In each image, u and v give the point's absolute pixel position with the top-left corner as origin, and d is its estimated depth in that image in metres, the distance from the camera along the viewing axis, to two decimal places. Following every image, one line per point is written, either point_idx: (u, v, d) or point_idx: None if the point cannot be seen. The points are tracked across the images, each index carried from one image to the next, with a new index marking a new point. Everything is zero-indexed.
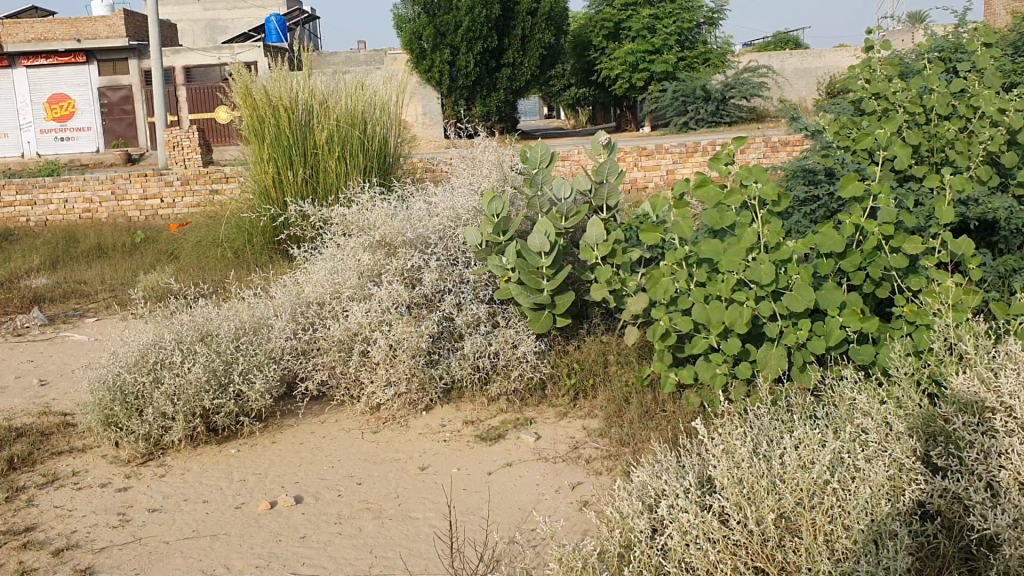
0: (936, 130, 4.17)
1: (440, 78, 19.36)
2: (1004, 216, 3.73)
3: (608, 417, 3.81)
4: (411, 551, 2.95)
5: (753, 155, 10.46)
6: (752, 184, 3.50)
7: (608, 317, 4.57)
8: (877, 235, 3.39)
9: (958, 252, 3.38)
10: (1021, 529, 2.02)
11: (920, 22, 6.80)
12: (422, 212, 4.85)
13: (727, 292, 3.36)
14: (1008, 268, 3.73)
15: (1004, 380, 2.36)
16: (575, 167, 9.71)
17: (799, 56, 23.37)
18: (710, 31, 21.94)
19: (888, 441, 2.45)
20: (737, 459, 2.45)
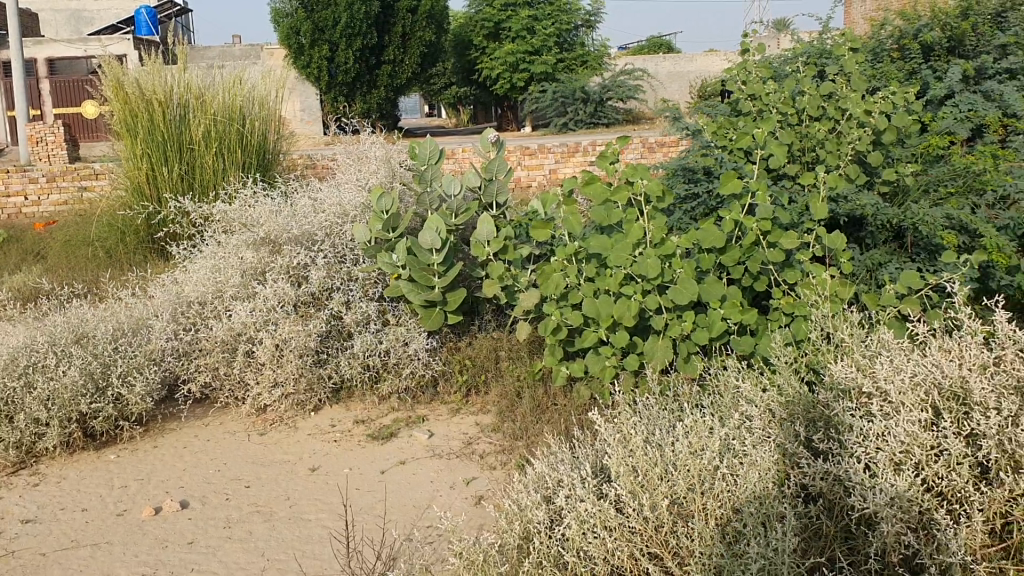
0: (808, 131, 4.35)
1: (319, 75, 19.03)
2: (871, 212, 3.92)
3: (501, 412, 3.83)
4: (305, 552, 2.90)
5: (632, 155, 10.70)
6: (638, 181, 3.58)
7: (499, 314, 4.59)
8: (755, 231, 3.50)
9: (832, 246, 3.50)
10: (898, 507, 2.09)
11: (786, 28, 7.07)
12: (308, 208, 4.76)
13: (616, 287, 3.42)
14: (875, 262, 3.91)
15: (878, 366, 2.46)
16: (460, 165, 9.72)
17: (672, 59, 24.02)
18: (587, 33, 22.31)
19: (771, 428, 2.53)
20: (632, 447, 2.50)
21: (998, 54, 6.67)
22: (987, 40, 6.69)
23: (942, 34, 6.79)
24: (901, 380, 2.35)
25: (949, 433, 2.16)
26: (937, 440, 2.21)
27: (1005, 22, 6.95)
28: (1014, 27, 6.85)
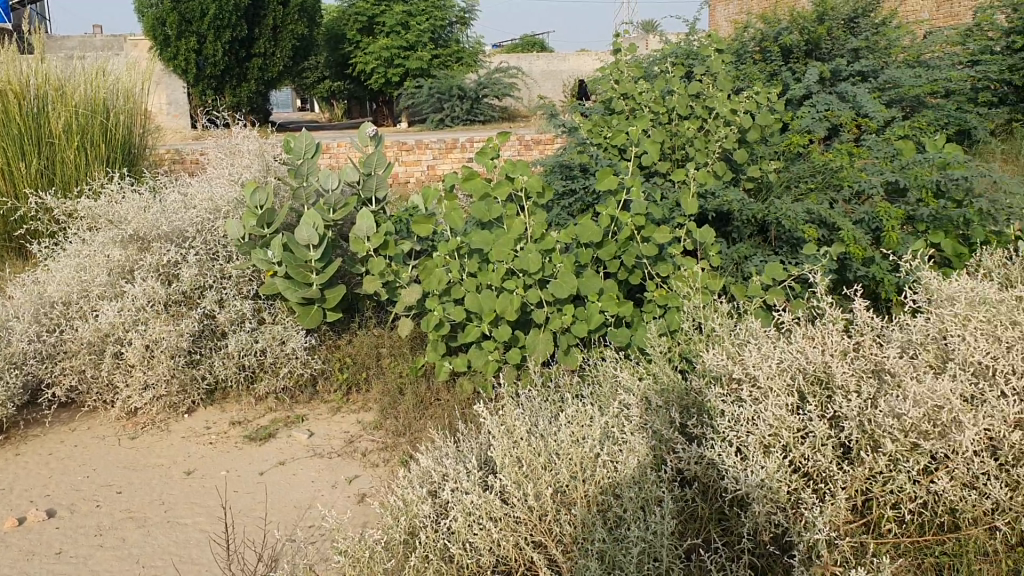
0: (678, 129, 4.49)
1: (186, 67, 18.31)
2: (737, 208, 4.08)
3: (383, 409, 3.81)
4: (183, 557, 2.82)
5: (508, 153, 10.82)
6: (518, 176, 3.63)
7: (379, 310, 4.57)
8: (630, 226, 3.59)
9: (703, 239, 3.61)
10: (768, 488, 2.19)
11: (654, 29, 7.27)
12: (178, 204, 4.61)
13: (498, 281, 3.45)
14: (741, 255, 4.07)
15: (747, 353, 2.56)
16: (336, 161, 9.62)
17: (545, 58, 24.35)
18: (462, 30, 22.34)
19: (648, 415, 2.60)
20: (516, 438, 2.54)
21: (852, 58, 7.04)
22: (841, 44, 7.05)
23: (800, 37, 7.13)
24: (769, 366, 2.46)
25: (814, 416, 2.27)
26: (804, 423, 2.32)
27: (857, 28, 7.34)
28: (865, 33, 7.25)
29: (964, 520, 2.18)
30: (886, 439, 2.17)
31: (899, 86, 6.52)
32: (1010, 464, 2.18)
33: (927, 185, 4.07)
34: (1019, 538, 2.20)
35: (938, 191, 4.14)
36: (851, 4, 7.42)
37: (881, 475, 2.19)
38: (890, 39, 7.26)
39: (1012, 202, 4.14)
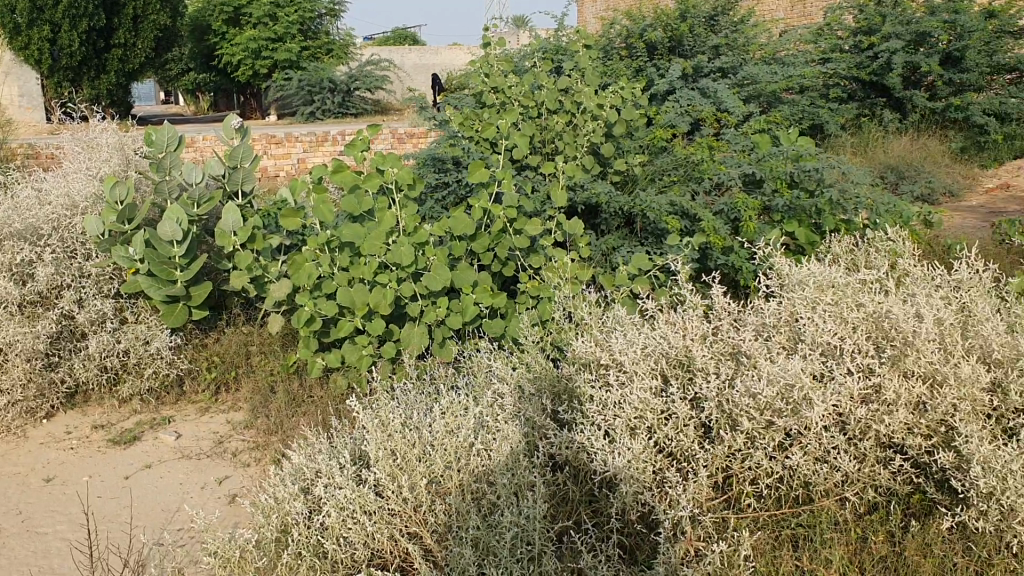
0: (547, 123, 4.57)
1: (38, 57, 17.31)
2: (605, 200, 4.18)
3: (254, 408, 3.74)
4: (42, 568, 2.70)
5: (381, 146, 10.77)
6: (388, 169, 3.63)
7: (248, 307, 4.47)
8: (502, 218, 3.63)
9: (571, 231, 3.68)
10: (636, 468, 2.27)
11: (523, 24, 7.36)
12: (32, 200, 4.39)
13: (370, 275, 3.43)
14: (610, 246, 4.18)
15: (613, 339, 2.65)
16: (201, 154, 9.36)
17: (417, 52, 24.29)
18: (331, 22, 22.02)
19: (521, 403, 2.64)
20: (389, 431, 2.52)
21: (713, 54, 7.30)
22: (702, 41, 7.30)
23: (664, 34, 7.34)
24: (634, 351, 2.55)
25: (677, 398, 2.37)
26: (667, 405, 2.41)
27: (717, 26, 7.61)
28: (725, 31, 7.52)
29: (817, 491, 2.31)
30: (743, 418, 2.28)
31: (757, 83, 6.86)
32: (856, 437, 2.32)
33: (781, 176, 4.29)
34: (866, 507, 2.33)
35: (792, 182, 4.36)
36: (711, 3, 7.69)
37: (739, 452, 2.30)
38: (748, 36, 7.56)
39: (859, 192, 4.40)
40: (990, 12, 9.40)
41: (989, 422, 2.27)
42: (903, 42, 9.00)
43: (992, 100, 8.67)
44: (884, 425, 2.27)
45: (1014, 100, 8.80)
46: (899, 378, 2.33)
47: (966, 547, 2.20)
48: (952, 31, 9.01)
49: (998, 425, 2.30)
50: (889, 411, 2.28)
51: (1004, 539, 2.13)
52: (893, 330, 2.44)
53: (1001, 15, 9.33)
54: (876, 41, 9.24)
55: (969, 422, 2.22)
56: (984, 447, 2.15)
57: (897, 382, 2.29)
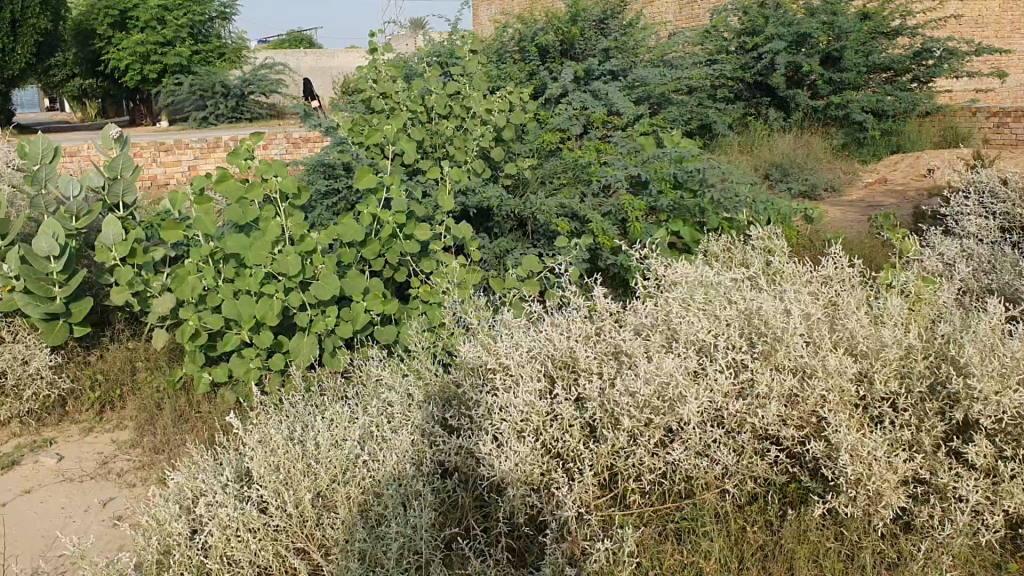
0: (437, 128, 4.56)
1: None
2: (496, 204, 4.17)
3: (140, 426, 3.63)
4: None
5: (275, 151, 10.65)
6: (271, 178, 3.57)
7: (133, 322, 4.34)
8: (392, 224, 3.60)
9: (461, 236, 3.69)
10: (523, 471, 2.29)
11: (418, 27, 7.34)
12: None
13: (256, 286, 3.36)
14: (502, 250, 4.20)
15: (500, 343, 2.66)
16: (85, 163, 9.10)
17: (314, 55, 23.97)
18: (222, 26, 21.58)
19: (410, 411, 2.61)
20: (273, 447, 2.47)
21: (603, 57, 7.41)
22: (593, 44, 7.41)
23: (556, 37, 7.42)
24: (520, 354, 2.57)
25: (561, 400, 2.40)
26: (552, 407, 2.43)
27: (607, 29, 7.72)
28: (615, 34, 7.64)
29: (698, 485, 2.36)
30: (624, 417, 2.33)
31: (646, 84, 7.00)
32: (734, 431, 2.39)
33: (665, 177, 4.40)
34: (747, 498, 2.39)
35: (675, 183, 4.47)
36: (601, 6, 7.79)
37: (623, 450, 2.34)
38: (637, 39, 7.68)
39: (740, 191, 4.54)
40: (865, 14, 9.79)
41: (857, 411, 2.37)
42: (785, 43, 9.29)
43: (869, 99, 9.03)
44: (758, 417, 2.34)
45: (889, 99, 9.18)
46: (771, 372, 2.41)
47: (839, 533, 2.28)
48: (830, 32, 9.35)
49: (866, 413, 2.41)
50: (762, 405, 2.36)
51: (872, 522, 2.23)
52: (765, 326, 2.53)
53: (874, 17, 9.72)
54: (760, 42, 9.51)
55: (837, 412, 2.32)
56: (851, 435, 2.24)
57: (769, 376, 2.37)
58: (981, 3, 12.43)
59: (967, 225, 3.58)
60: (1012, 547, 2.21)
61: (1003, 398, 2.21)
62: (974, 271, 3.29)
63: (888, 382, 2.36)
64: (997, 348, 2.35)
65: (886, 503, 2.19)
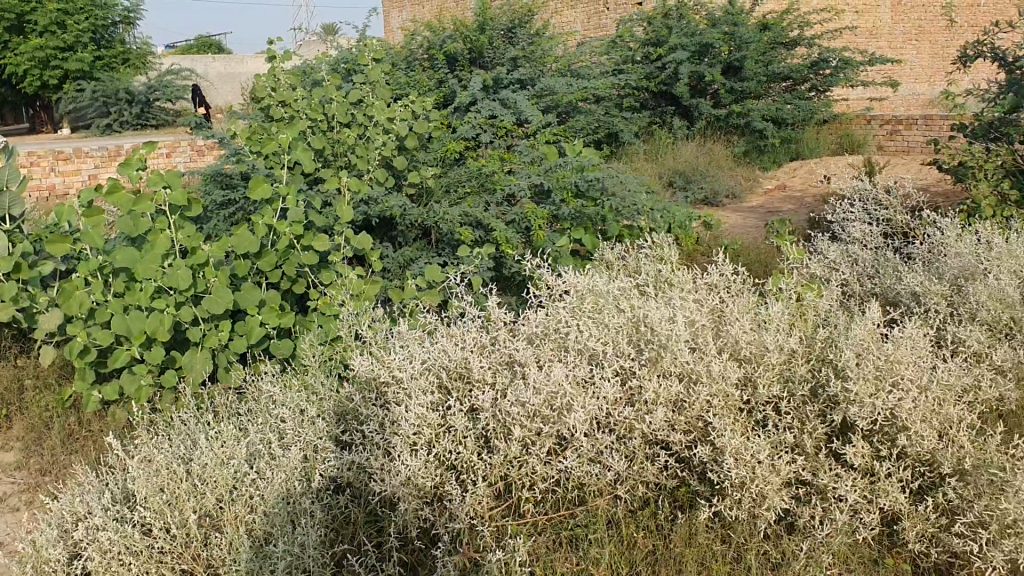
0: (337, 138, 4.51)
1: None
2: (399, 213, 4.11)
3: (26, 447, 3.50)
4: None
5: (180, 159, 10.45)
6: (161, 189, 3.46)
7: (21, 338, 4.19)
8: (288, 236, 3.54)
9: (359, 246, 3.66)
10: (414, 485, 2.28)
11: (332, 34, 7.12)
12: None
13: (146, 301, 3.27)
14: (406, 259, 4.15)
15: (391, 355, 2.63)
16: None
17: (222, 60, 23.53)
18: (126, 31, 20.99)
19: (302, 426, 2.58)
20: (157, 466, 2.41)
21: (511, 66, 7.44)
22: (500, 53, 7.45)
23: (464, 46, 7.43)
24: (413, 366, 2.52)
25: (454, 411, 2.39)
26: (445, 419, 2.42)
27: (514, 38, 7.76)
28: (522, 43, 7.68)
29: (590, 492, 2.38)
30: (515, 427, 2.33)
31: (554, 93, 7.07)
32: (625, 437, 2.42)
33: (567, 186, 4.45)
34: (639, 503, 2.42)
35: (577, 192, 4.52)
36: (509, 15, 7.82)
37: (516, 460, 2.34)
38: (545, 48, 7.75)
39: (639, 199, 4.61)
40: (765, 25, 10.05)
41: (741, 415, 2.43)
42: (688, 53, 9.47)
43: (768, 107, 9.26)
44: (647, 424, 2.38)
45: (788, 107, 9.43)
46: (658, 379, 2.46)
47: (726, 535, 2.33)
48: (731, 43, 9.58)
49: (751, 417, 2.46)
50: (649, 411, 2.40)
51: (756, 524, 2.27)
52: (651, 333, 2.58)
53: (773, 28, 9.99)
54: (665, 52, 9.68)
55: (722, 417, 2.37)
56: (735, 439, 2.30)
57: (657, 382, 2.42)
58: (875, 15, 12.80)
59: (851, 231, 3.70)
60: (887, 543, 2.28)
61: (876, 400, 2.32)
62: (857, 275, 3.41)
63: (771, 386, 2.43)
64: (872, 350, 2.44)
65: (769, 505, 2.24)
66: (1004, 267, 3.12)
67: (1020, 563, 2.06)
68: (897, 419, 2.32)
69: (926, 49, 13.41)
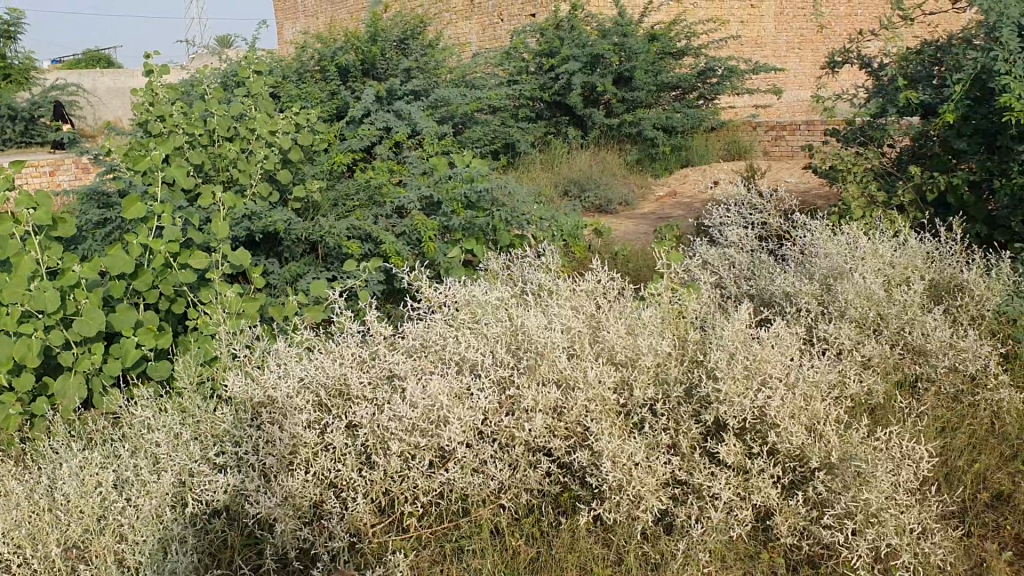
0: (217, 152, 4.41)
1: None
2: (282, 228, 4.02)
3: None
4: None
5: (64, 178, 10.08)
6: (25, 210, 3.29)
7: None
8: (164, 254, 3.43)
9: (239, 263, 3.57)
10: (290, 505, 2.23)
11: (227, 45, 6.90)
12: None
13: (12, 326, 3.12)
14: (293, 274, 4.06)
15: (265, 373, 2.57)
16: None
17: (111, 75, 22.81)
18: (8, 45, 20.12)
19: (175, 450, 2.49)
20: (19, 500, 2.30)
21: (404, 77, 7.41)
22: (393, 64, 7.40)
23: (356, 58, 7.35)
24: (288, 384, 2.47)
25: (332, 429, 2.34)
26: (323, 437, 2.37)
27: (408, 49, 7.73)
28: (415, 54, 7.65)
29: (473, 503, 2.37)
30: (393, 441, 2.31)
31: (448, 104, 7.07)
32: (506, 446, 2.42)
33: (457, 198, 4.45)
34: (523, 511, 2.41)
35: (466, 203, 4.52)
36: (400, 26, 7.77)
37: (396, 475, 2.31)
38: (438, 60, 7.74)
39: (527, 209, 4.63)
40: (653, 36, 10.26)
41: (619, 419, 2.47)
42: (580, 63, 9.58)
43: (659, 116, 9.45)
44: (526, 431, 2.39)
45: (677, 115, 9.64)
46: (536, 387, 2.48)
47: (607, 539, 2.34)
48: (621, 53, 9.75)
49: (628, 420, 2.51)
50: (528, 419, 2.42)
51: (635, 526, 2.29)
52: (528, 342, 2.62)
53: (661, 38, 10.14)
54: (557, 63, 9.76)
55: (600, 422, 2.40)
56: (612, 443, 2.33)
57: (534, 390, 2.44)
58: (759, 25, 13.21)
59: (729, 235, 3.80)
60: (763, 538, 2.32)
61: (745, 399, 2.39)
62: (734, 278, 3.51)
63: (645, 389, 2.49)
64: (741, 351, 2.51)
65: (646, 506, 2.27)
66: (868, 267, 3.26)
67: (883, 549, 2.15)
68: (767, 417, 2.39)
69: (809, 56, 13.88)
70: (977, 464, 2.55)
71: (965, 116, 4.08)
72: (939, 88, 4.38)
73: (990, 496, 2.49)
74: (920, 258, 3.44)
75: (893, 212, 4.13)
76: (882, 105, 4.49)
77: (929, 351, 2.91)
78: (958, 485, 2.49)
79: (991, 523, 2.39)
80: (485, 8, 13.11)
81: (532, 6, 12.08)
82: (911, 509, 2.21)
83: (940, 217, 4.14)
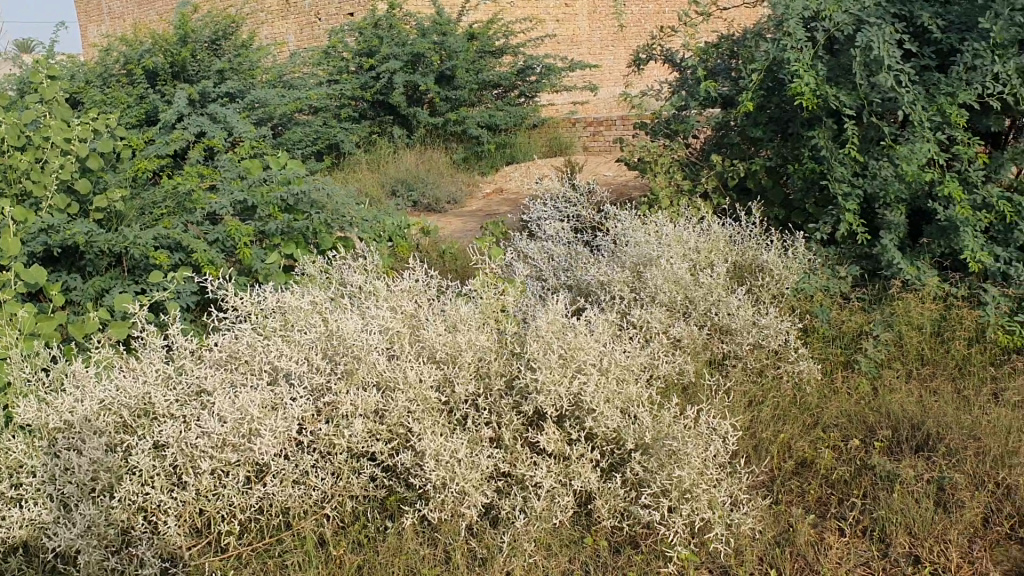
0: (6, 162, 4.08)
1: None
2: (83, 241, 3.77)
3: None
4: None
5: None
6: None
7: None
8: None
9: (34, 281, 3.34)
10: (91, 535, 2.12)
11: (27, 51, 6.46)
12: None
13: None
14: (97, 289, 3.80)
15: (60, 397, 2.39)
16: None
17: None
18: None
19: None
20: None
21: (217, 79, 7.13)
22: (205, 65, 7.11)
23: (163, 60, 6.97)
24: (88, 408, 2.32)
25: (136, 451, 2.20)
26: (127, 460, 2.25)
27: (220, 50, 7.44)
28: (227, 55, 7.39)
29: (293, 515, 2.30)
30: (203, 460, 2.20)
31: (265, 105, 6.89)
32: (327, 453, 2.37)
33: (273, 202, 4.32)
34: (348, 517, 2.36)
35: (284, 207, 4.40)
36: (211, 25, 7.45)
37: (210, 493, 2.21)
38: (253, 61, 7.50)
39: (347, 210, 4.55)
40: (472, 34, 10.31)
41: (441, 417, 2.47)
42: (401, 62, 9.51)
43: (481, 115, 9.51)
44: (346, 437, 2.35)
45: (499, 113, 9.72)
46: (354, 391, 2.43)
47: (434, 538, 2.31)
48: (441, 52, 9.74)
49: (450, 417, 2.50)
50: (347, 424, 2.37)
51: (461, 522, 2.29)
52: (344, 345, 2.57)
53: (480, 37, 10.20)
54: (377, 62, 9.66)
55: (421, 421, 2.40)
56: (434, 441, 2.32)
57: (352, 395, 2.40)
58: (574, 23, 13.53)
59: (546, 228, 3.85)
60: (586, 522, 2.37)
61: (561, 386, 2.43)
62: (553, 271, 3.56)
63: (467, 385, 2.50)
64: (557, 341, 2.55)
65: (470, 503, 2.27)
66: (675, 253, 3.39)
67: (697, 524, 2.23)
68: (583, 404, 2.44)
69: (622, 54, 14.36)
70: (783, 434, 2.68)
71: (761, 104, 4.29)
72: (736, 80, 4.59)
73: (795, 463, 2.62)
74: (723, 242, 3.60)
75: (698, 200, 4.32)
76: (686, 98, 4.66)
77: (735, 330, 3.06)
78: (766, 455, 2.61)
79: (797, 489, 2.53)
80: (302, 7, 12.80)
81: (349, 5, 11.90)
82: (721, 483, 2.30)
83: (742, 203, 4.37)
